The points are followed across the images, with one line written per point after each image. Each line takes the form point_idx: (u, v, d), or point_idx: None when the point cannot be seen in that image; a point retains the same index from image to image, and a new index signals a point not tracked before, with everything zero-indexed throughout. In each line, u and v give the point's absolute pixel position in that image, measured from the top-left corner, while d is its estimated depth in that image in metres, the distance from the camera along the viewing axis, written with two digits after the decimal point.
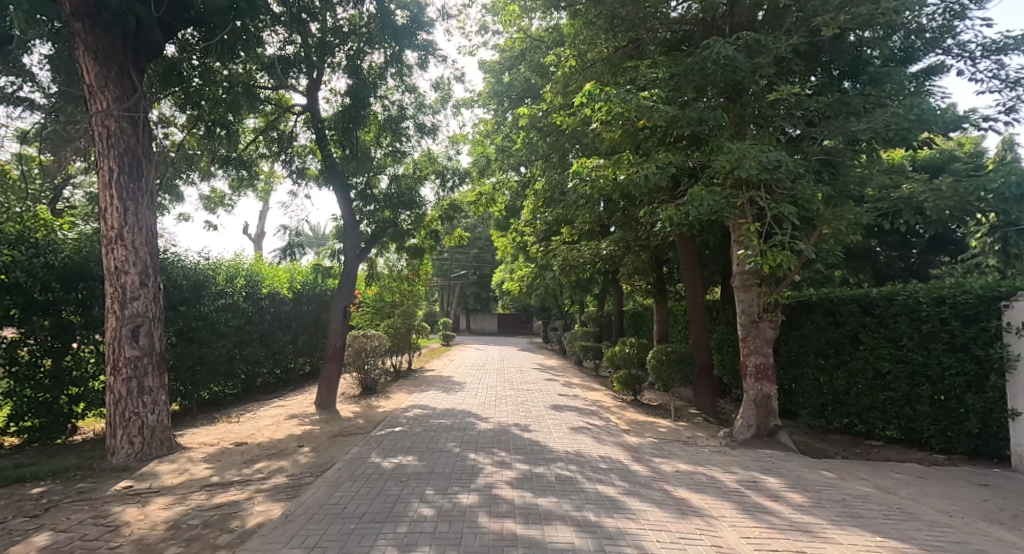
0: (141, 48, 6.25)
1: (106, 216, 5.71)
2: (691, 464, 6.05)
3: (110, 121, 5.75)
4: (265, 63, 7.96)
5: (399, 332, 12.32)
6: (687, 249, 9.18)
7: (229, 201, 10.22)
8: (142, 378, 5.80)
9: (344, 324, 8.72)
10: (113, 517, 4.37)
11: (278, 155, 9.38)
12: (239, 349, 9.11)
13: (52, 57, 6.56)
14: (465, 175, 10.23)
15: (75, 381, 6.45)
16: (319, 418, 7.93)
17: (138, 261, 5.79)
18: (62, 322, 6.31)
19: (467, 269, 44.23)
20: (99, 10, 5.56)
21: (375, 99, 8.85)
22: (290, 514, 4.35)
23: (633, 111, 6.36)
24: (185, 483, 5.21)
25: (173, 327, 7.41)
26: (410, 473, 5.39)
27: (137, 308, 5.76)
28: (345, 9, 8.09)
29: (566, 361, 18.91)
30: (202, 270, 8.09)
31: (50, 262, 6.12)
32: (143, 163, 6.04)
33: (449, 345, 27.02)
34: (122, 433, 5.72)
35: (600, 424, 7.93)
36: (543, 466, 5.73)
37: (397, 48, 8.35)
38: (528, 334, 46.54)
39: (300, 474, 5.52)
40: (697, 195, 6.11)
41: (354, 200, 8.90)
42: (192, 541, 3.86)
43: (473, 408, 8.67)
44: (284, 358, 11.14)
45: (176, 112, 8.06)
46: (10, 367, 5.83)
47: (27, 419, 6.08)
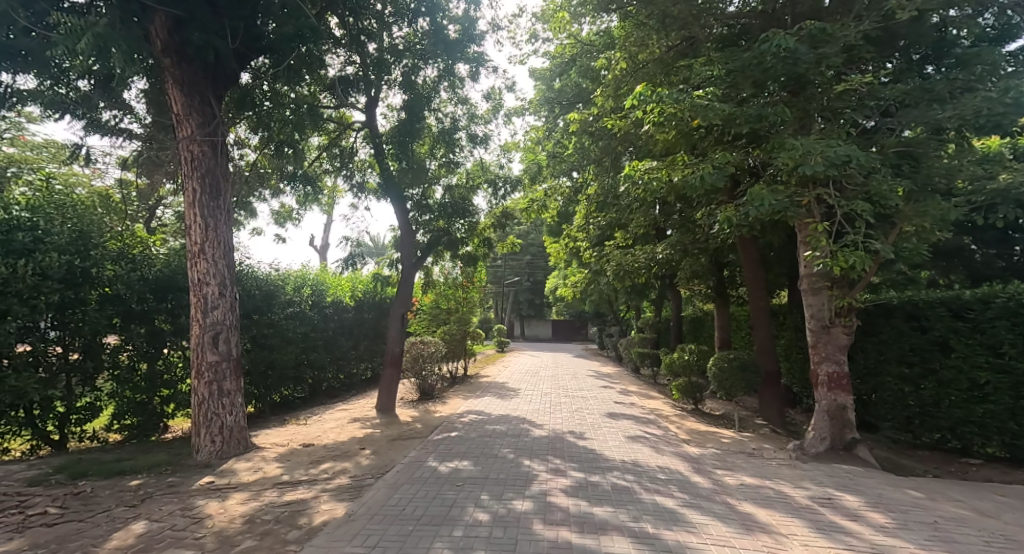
0: (220, 78, 6.80)
1: (190, 232, 6.25)
2: (757, 477, 5.74)
3: (194, 145, 6.30)
4: (327, 84, 8.43)
5: (455, 339, 12.53)
6: (748, 251, 8.77)
7: (296, 215, 10.86)
8: (222, 382, 6.27)
9: (402, 331, 9.02)
10: (198, 509, 4.75)
11: (339, 170, 9.83)
12: (306, 355, 9.64)
13: (146, 91, 7.29)
14: (517, 183, 10.30)
15: (165, 383, 7.08)
16: (379, 422, 8.25)
17: (217, 273, 6.29)
18: (155, 329, 6.97)
19: (520, 276, 44.43)
20: (184, 46, 6.16)
21: (429, 113, 9.15)
22: (352, 513, 4.55)
23: (687, 110, 6.22)
24: (259, 480, 5.57)
25: (248, 333, 7.97)
26: (465, 478, 5.48)
27: (217, 316, 6.25)
28: (400, 28, 8.40)
29: (622, 368, 18.52)
30: (274, 281, 8.68)
31: (145, 275, 6.85)
32: (222, 182, 6.55)
33: (503, 352, 27.19)
34: (205, 432, 6.21)
35: (658, 434, 7.70)
36: (599, 474, 5.63)
37: (448, 62, 8.67)
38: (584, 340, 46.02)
39: (361, 475, 5.75)
40: (756, 195, 5.85)
41: (410, 210, 9.22)
42: (265, 535, 4.12)
43: (527, 415, 8.68)
44: (347, 363, 11.65)
45: (249, 134, 8.69)
46: (112, 371, 6.55)
47: (127, 417, 6.78)
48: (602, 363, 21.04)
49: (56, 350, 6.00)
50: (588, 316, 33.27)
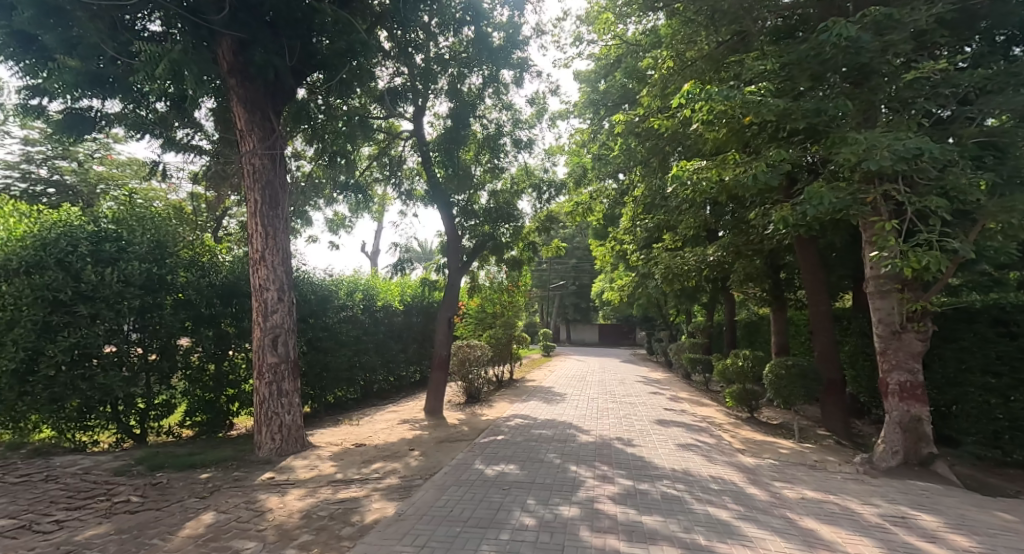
0: (279, 94, 7.19)
1: (253, 240, 6.63)
2: (820, 491, 5.42)
3: (255, 159, 6.69)
4: (377, 96, 8.74)
5: (501, 343, 12.60)
6: (807, 252, 8.31)
7: (348, 223, 11.28)
8: (281, 382, 6.59)
9: (449, 334, 9.18)
10: (260, 503, 5.01)
11: (388, 179, 10.15)
12: (358, 358, 9.98)
13: (214, 110, 7.81)
14: (562, 187, 10.26)
15: (231, 383, 7.55)
16: (427, 424, 8.41)
17: (276, 278, 6.63)
18: (221, 333, 7.41)
19: (566, 280, 44.11)
20: (247, 66, 6.56)
21: (474, 119, 9.27)
22: (402, 513, 4.66)
23: (737, 107, 6.00)
24: (315, 478, 5.82)
25: (304, 337, 8.37)
26: (512, 481, 5.50)
27: (276, 320, 6.59)
28: (446, 38, 8.59)
29: (672, 374, 18.01)
30: (328, 286, 9.07)
31: (213, 281, 7.35)
32: (280, 193, 6.91)
33: (548, 356, 27.09)
34: (266, 430, 6.55)
35: (711, 442, 7.42)
36: (648, 482, 5.49)
37: (493, 69, 8.78)
38: (631, 345, 45.18)
39: (410, 476, 5.88)
40: (814, 193, 5.54)
41: (456, 216, 9.39)
42: (321, 530, 4.29)
43: (574, 420, 8.60)
44: (396, 366, 11.97)
45: (306, 146, 9.13)
46: (185, 371, 7.05)
47: (198, 415, 7.34)
48: (651, 369, 20.55)
49: (136, 351, 6.55)
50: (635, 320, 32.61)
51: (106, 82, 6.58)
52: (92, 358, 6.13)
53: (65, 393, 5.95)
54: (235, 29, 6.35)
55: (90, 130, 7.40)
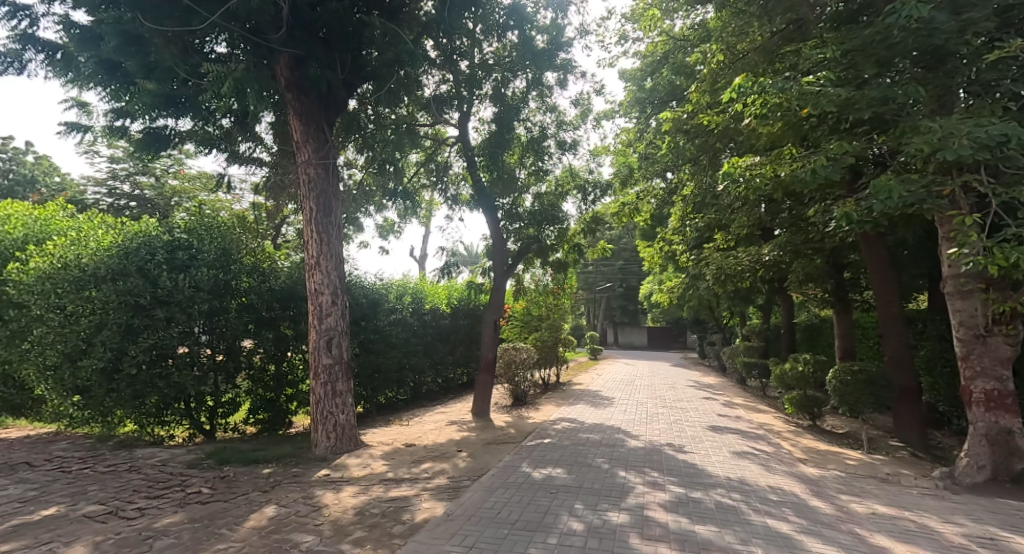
0: (331, 106, 7.49)
1: (308, 246, 6.94)
2: (891, 507, 5.05)
3: (310, 168, 7.01)
4: (424, 104, 8.94)
5: (547, 345, 12.54)
6: (874, 249, 7.79)
7: (397, 228, 11.60)
8: (335, 383, 6.85)
9: (495, 337, 9.24)
10: (317, 499, 5.23)
11: (435, 184, 10.37)
12: (408, 360, 10.23)
13: (273, 124, 8.25)
14: (608, 188, 10.12)
15: (290, 383, 7.93)
16: (474, 425, 8.50)
17: (330, 282, 6.91)
18: (280, 335, 7.79)
19: (613, 282, 43.41)
20: (303, 81, 6.90)
21: (519, 123, 9.30)
22: (450, 513, 4.73)
23: (793, 100, 5.72)
24: (368, 476, 6.01)
25: (356, 339, 8.68)
26: (559, 485, 5.45)
27: (330, 323, 6.86)
28: (490, 43, 8.69)
29: (725, 379, 17.33)
30: (379, 290, 9.35)
31: (273, 286, 7.75)
32: (333, 200, 7.19)
33: (595, 359, 26.72)
34: (321, 429, 6.83)
35: (769, 451, 7.08)
36: (701, 490, 5.30)
37: (537, 72, 8.79)
38: (682, 348, 43.90)
39: (459, 477, 5.96)
40: (882, 186, 5.19)
41: (501, 219, 9.44)
42: (373, 527, 4.42)
43: (622, 424, 8.43)
44: (444, 368, 12.17)
45: (357, 155, 9.47)
46: (248, 371, 7.45)
47: (260, 413, 7.74)
48: (704, 373, 19.86)
49: (206, 351, 7.00)
50: (686, 323, 31.65)
51: (178, 102, 7.10)
52: (168, 358, 6.60)
53: (145, 389, 6.46)
54: (292, 46, 6.70)
55: (165, 147, 7.99)
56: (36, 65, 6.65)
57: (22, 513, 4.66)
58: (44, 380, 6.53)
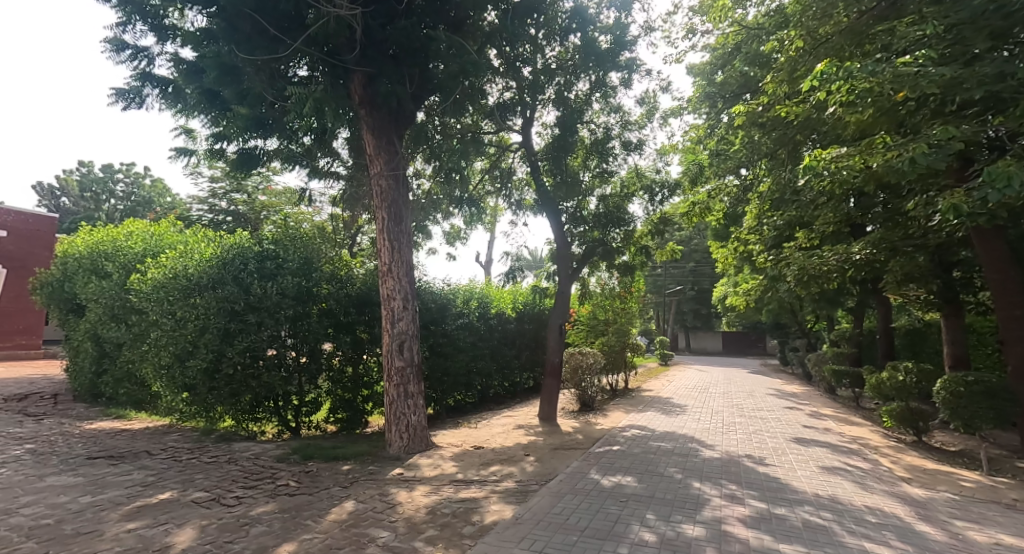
0: (401, 119, 7.82)
1: (381, 254, 7.28)
2: (1017, 537, 4.44)
3: (381, 180, 7.35)
4: (488, 112, 9.09)
5: (615, 350, 12.27)
6: (987, 244, 6.85)
7: (463, 234, 11.87)
8: (407, 385, 7.11)
9: (561, 341, 9.18)
10: (392, 496, 5.44)
11: (500, 191, 10.52)
12: (475, 364, 10.43)
13: (348, 139, 8.75)
14: (676, 187, 9.77)
15: (365, 384, 8.34)
16: (541, 430, 8.49)
17: (401, 288, 7.20)
18: (357, 339, 8.21)
19: (684, 285, 41.77)
20: (375, 97, 7.27)
21: (582, 125, 9.22)
22: (519, 517, 4.74)
23: (885, 83, 5.23)
24: (439, 476, 6.17)
25: (426, 342, 9.00)
26: (629, 494, 5.31)
27: (402, 327, 7.14)
28: (553, 47, 8.70)
29: (811, 388, 16.10)
30: (446, 295, 9.61)
31: (350, 292, 8.21)
32: (403, 210, 7.49)
33: (666, 365, 25.79)
34: (395, 429, 7.11)
35: (864, 467, 6.47)
36: (785, 507, 4.95)
37: (601, 73, 8.69)
38: (759, 354, 41.47)
39: (527, 481, 5.97)
40: (998, 173, 4.60)
41: (565, 223, 9.39)
42: (444, 527, 4.53)
43: (696, 433, 8.06)
44: (510, 372, 12.26)
45: (424, 165, 9.82)
46: (328, 372, 7.92)
47: (339, 412, 8.19)
48: (786, 381, 18.55)
49: (291, 353, 7.52)
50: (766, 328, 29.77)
51: (266, 124, 7.73)
52: (259, 359, 7.18)
53: (240, 387, 7.06)
54: (365, 65, 7.10)
55: (256, 165, 8.71)
56: (152, 98, 7.50)
57: (143, 496, 5.24)
58: (158, 379, 7.30)
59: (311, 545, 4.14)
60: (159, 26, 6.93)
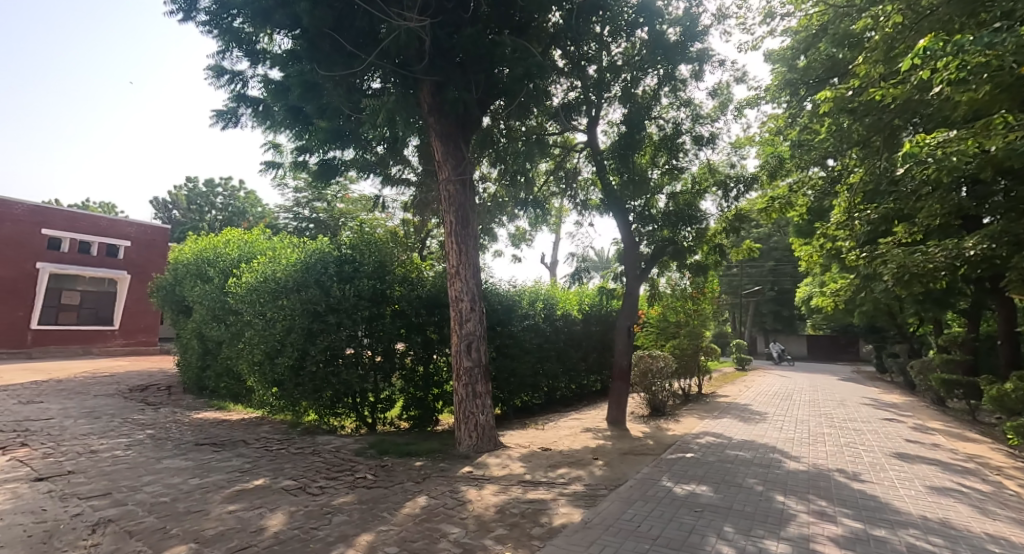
0: (467, 125, 8.00)
1: (450, 256, 7.47)
2: None
3: (450, 186, 7.55)
4: (552, 113, 9.09)
5: (687, 354, 11.80)
6: None
7: (529, 236, 11.92)
8: (475, 385, 7.25)
9: (629, 343, 8.97)
10: (462, 493, 5.57)
11: (565, 191, 10.47)
12: (542, 365, 10.45)
13: (419, 147, 9.07)
14: (753, 181, 9.23)
15: (436, 383, 8.61)
16: (610, 434, 8.33)
17: (468, 290, 7.35)
18: (427, 339, 8.48)
19: (764, 285, 39.37)
20: (443, 105, 7.49)
21: (650, 121, 8.97)
22: (588, 521, 4.68)
23: (1006, 55, 4.66)
24: (507, 476, 6.23)
25: (493, 344, 9.15)
26: (705, 504, 5.07)
27: (470, 328, 7.28)
28: (618, 44, 8.56)
29: (913, 398, 14.58)
30: (513, 296, 9.70)
31: (420, 293, 8.50)
32: (470, 213, 7.65)
33: (743, 370, 24.44)
34: (464, 428, 7.27)
35: (980, 489, 5.76)
36: (884, 528, 4.51)
37: (670, 67, 8.40)
38: (852, 359, 38.17)
39: (596, 485, 5.87)
40: None
41: (633, 222, 9.14)
42: (514, 527, 4.56)
43: (778, 443, 7.56)
44: (577, 374, 12.15)
45: (490, 169, 9.97)
46: (401, 371, 8.24)
47: (412, 410, 8.51)
48: (883, 390, 16.94)
49: (368, 352, 7.90)
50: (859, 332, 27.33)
51: (344, 136, 8.18)
52: (339, 357, 7.61)
53: (322, 383, 7.50)
54: (433, 74, 7.34)
55: (335, 175, 9.25)
56: (246, 117, 8.17)
57: (241, 481, 5.71)
58: (251, 375, 7.92)
59: (387, 536, 4.31)
60: (252, 51, 7.56)
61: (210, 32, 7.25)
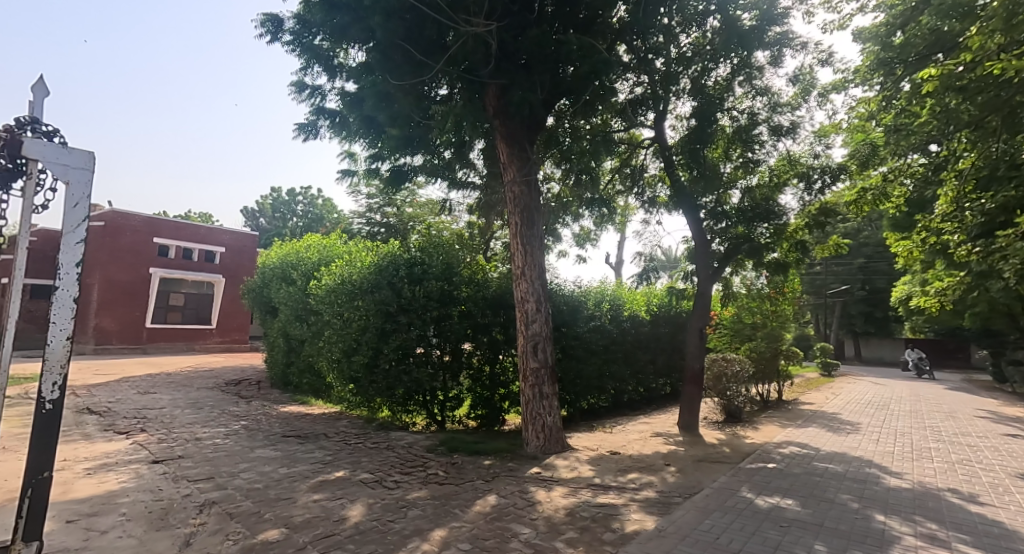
0: (532, 126, 8.04)
1: (515, 258, 7.50)
2: None
3: (516, 187, 7.60)
4: (619, 110, 8.88)
5: (764, 358, 11.17)
6: None
7: (594, 236, 11.74)
8: (542, 386, 7.23)
9: (701, 346, 8.61)
10: (532, 494, 5.57)
11: (631, 189, 10.22)
12: (608, 367, 10.27)
13: (484, 150, 9.20)
14: (841, 172, 8.52)
15: (502, 383, 8.69)
16: (683, 440, 8.02)
17: (534, 291, 7.35)
18: (493, 340, 8.57)
19: (852, 284, 36.41)
20: (507, 107, 7.57)
21: (722, 114, 8.51)
22: (663, 529, 4.53)
23: None
24: (576, 479, 6.16)
25: (558, 344, 9.12)
26: (791, 519, 4.75)
27: (535, 329, 7.27)
28: (688, 34, 8.22)
29: None
30: (578, 297, 9.58)
31: (486, 294, 8.57)
32: (536, 214, 7.65)
33: (829, 376, 22.67)
34: (532, 428, 7.27)
35: None
36: None
37: (744, 54, 7.87)
38: (958, 366, 34.39)
39: (669, 492, 5.67)
40: None
41: (705, 219, 8.76)
42: (585, 530, 4.50)
43: (873, 457, 6.94)
44: (646, 378, 11.83)
45: (554, 169, 9.92)
46: (468, 370, 8.40)
47: (479, 408, 8.65)
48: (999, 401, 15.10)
49: (437, 351, 8.12)
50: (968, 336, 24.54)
51: (413, 143, 8.45)
52: (410, 356, 7.86)
53: (394, 380, 7.77)
54: (498, 77, 7.42)
55: (405, 180, 9.58)
56: (325, 129, 8.65)
57: (323, 472, 6.05)
58: (330, 372, 8.36)
59: (460, 533, 4.39)
60: (330, 67, 7.98)
61: (294, 50, 7.76)
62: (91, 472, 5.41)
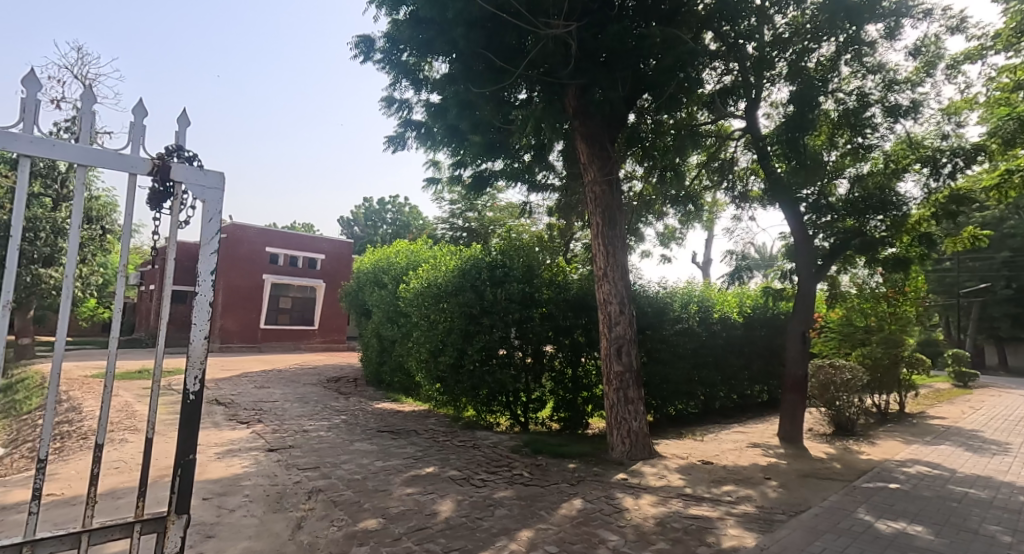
0: (614, 124, 7.99)
1: (597, 259, 7.39)
2: None
3: (596, 187, 7.50)
4: (706, 101, 8.46)
5: (882, 366, 10.03)
6: None
7: (679, 234, 11.28)
8: (626, 390, 7.05)
9: (804, 351, 7.96)
10: (619, 500, 5.44)
11: (719, 184, 9.71)
12: (697, 372, 9.80)
13: (564, 151, 9.19)
14: (977, 153, 7.43)
15: (585, 386, 8.59)
16: (785, 452, 7.44)
17: (618, 292, 7.20)
18: (575, 342, 8.45)
19: (989, 282, 31.85)
20: (587, 108, 7.56)
21: (825, 97, 7.59)
22: (764, 547, 4.22)
23: None
24: (666, 487, 5.93)
25: (643, 347, 8.84)
26: (918, 548, 4.23)
27: (619, 331, 7.11)
28: (785, 15, 7.63)
29: None
30: (663, 298, 9.20)
31: (567, 296, 8.46)
32: (617, 214, 7.50)
33: (963, 386, 19.96)
34: (616, 433, 7.11)
35: None
36: None
37: (854, 30, 7.19)
38: None
39: (771, 508, 5.28)
40: None
41: (806, 214, 8.08)
42: (677, 542, 4.31)
43: (1022, 483, 6.01)
44: (739, 384, 11.15)
45: (636, 167, 9.67)
46: (550, 372, 8.39)
47: (562, 411, 8.60)
48: None
49: (519, 353, 8.20)
50: None
51: (495, 148, 8.64)
52: (493, 358, 8.01)
53: (479, 381, 7.94)
54: (578, 78, 7.35)
55: (486, 186, 9.78)
56: (411, 140, 9.07)
57: (415, 467, 6.32)
58: (419, 371, 8.72)
59: (547, 535, 4.39)
60: (416, 80, 8.34)
61: (384, 68, 8.23)
62: (220, 456, 6.08)
